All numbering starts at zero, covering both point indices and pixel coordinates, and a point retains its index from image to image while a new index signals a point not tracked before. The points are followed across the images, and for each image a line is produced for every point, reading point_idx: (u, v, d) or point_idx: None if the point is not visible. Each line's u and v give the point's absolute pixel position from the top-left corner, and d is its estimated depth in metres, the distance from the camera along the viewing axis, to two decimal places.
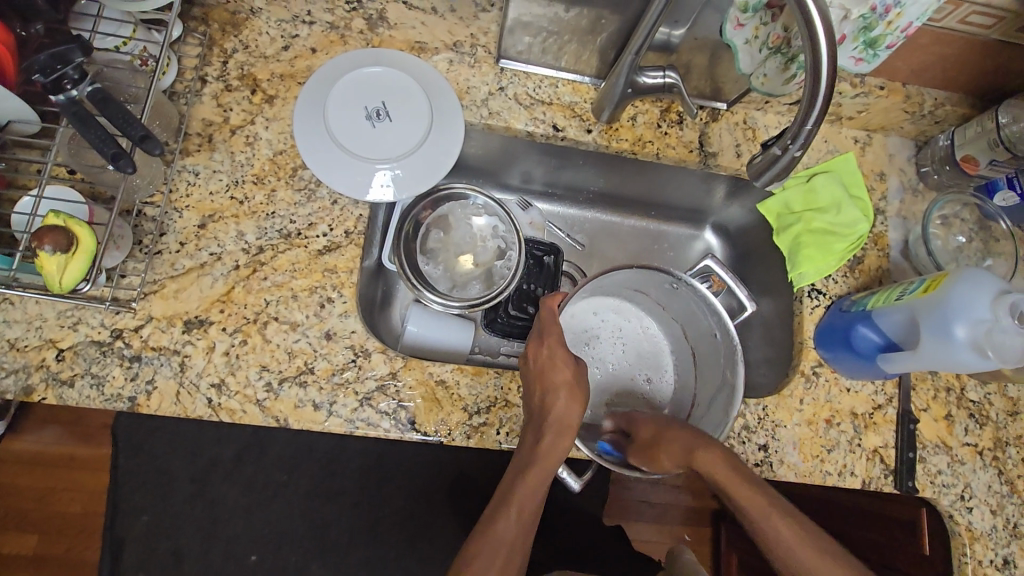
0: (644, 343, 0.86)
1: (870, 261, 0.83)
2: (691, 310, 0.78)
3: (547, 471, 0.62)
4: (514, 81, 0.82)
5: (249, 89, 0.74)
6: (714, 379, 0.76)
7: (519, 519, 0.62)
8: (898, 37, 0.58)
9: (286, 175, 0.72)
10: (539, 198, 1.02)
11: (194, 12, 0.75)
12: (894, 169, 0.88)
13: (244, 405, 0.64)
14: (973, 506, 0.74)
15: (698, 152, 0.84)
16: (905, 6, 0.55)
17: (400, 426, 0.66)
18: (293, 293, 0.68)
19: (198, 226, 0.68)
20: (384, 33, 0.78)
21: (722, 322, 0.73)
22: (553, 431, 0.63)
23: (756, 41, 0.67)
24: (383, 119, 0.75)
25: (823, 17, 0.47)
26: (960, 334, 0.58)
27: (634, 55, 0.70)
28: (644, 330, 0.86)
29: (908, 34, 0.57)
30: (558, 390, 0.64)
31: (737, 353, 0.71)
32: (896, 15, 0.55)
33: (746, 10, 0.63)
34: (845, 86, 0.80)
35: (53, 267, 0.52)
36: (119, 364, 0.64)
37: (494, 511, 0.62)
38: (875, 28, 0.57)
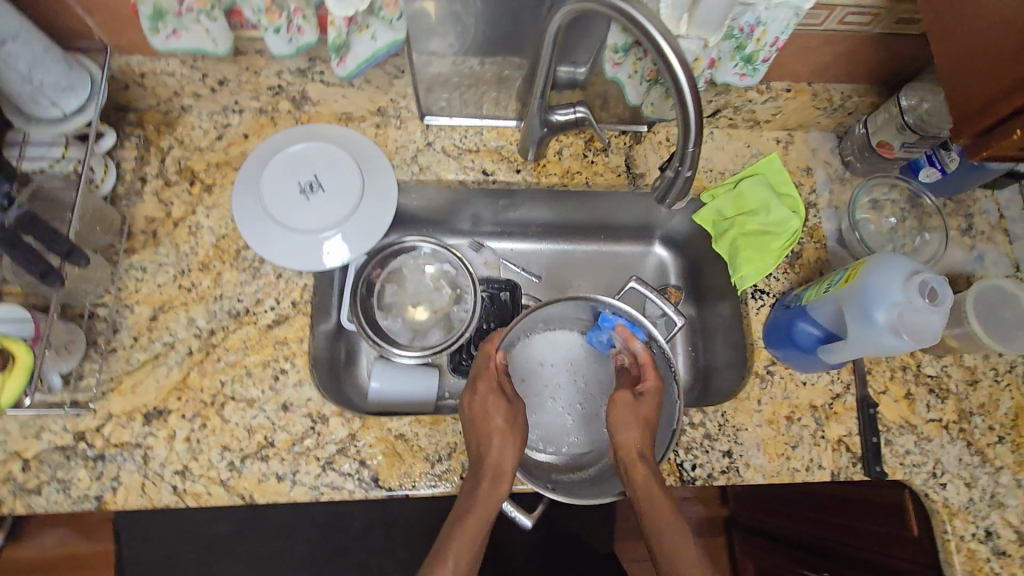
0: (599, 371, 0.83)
1: (809, 254, 0.85)
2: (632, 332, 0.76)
3: (488, 514, 0.63)
4: (440, 135, 0.86)
5: (188, 182, 0.78)
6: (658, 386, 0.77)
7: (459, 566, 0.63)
8: (770, 51, 0.64)
9: (230, 258, 0.76)
10: (491, 238, 1.00)
11: (131, 118, 0.79)
12: (819, 163, 0.90)
13: (209, 487, 0.66)
14: (946, 482, 0.75)
15: (626, 175, 0.87)
16: (767, 24, 0.61)
17: (364, 486, 0.68)
18: (247, 370, 0.71)
19: (149, 318, 0.72)
20: (310, 111, 0.82)
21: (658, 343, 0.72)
22: (490, 477, 0.64)
23: (636, 76, 0.73)
24: (316, 190, 0.77)
25: (678, 53, 0.52)
26: (880, 319, 0.62)
27: (540, 98, 0.73)
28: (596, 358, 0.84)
29: (778, 46, 0.62)
30: (495, 432, 0.67)
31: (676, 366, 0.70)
32: (762, 33, 0.61)
33: (618, 52, 0.70)
34: (753, 94, 0.83)
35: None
36: (84, 466, 0.65)
37: (434, 558, 0.63)
38: (746, 46, 0.63)
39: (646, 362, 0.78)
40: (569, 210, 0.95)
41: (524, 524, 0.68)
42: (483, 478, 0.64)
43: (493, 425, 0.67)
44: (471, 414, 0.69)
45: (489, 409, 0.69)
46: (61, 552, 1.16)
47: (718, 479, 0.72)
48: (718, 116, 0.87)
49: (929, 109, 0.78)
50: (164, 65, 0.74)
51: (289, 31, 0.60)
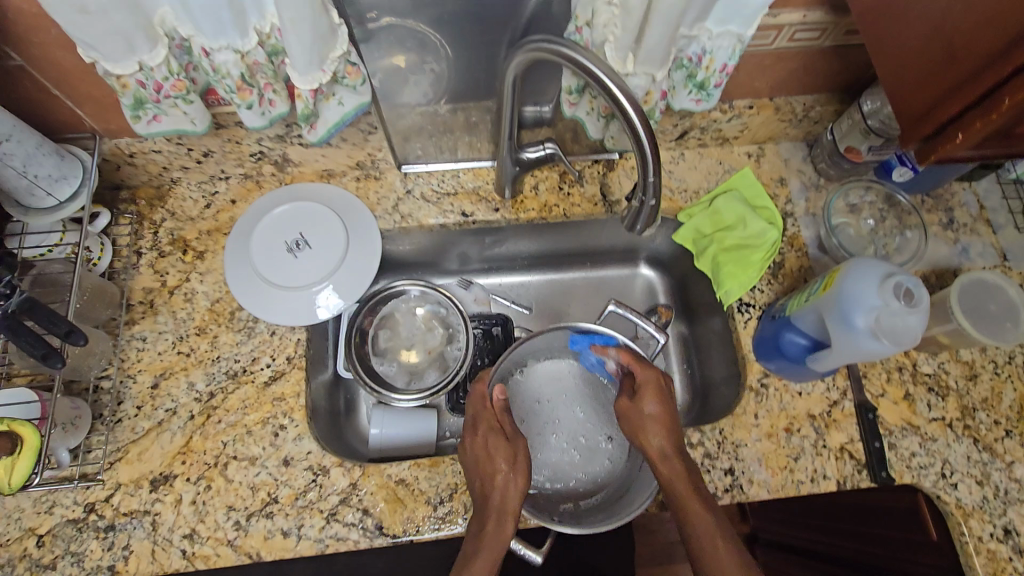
0: (597, 398, 0.84)
1: (791, 263, 0.85)
2: (622, 355, 0.78)
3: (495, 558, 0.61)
4: (418, 182, 0.89)
5: (180, 251, 0.81)
6: None
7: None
8: (721, 76, 0.70)
9: (225, 320, 0.78)
10: (480, 274, 1.02)
11: (123, 196, 0.83)
12: (792, 172, 0.91)
13: (217, 549, 0.67)
14: (957, 482, 0.73)
15: (603, 204, 0.90)
16: (713, 53, 0.67)
17: (368, 534, 0.68)
18: (246, 429, 0.73)
19: (151, 386, 0.74)
20: (293, 171, 0.86)
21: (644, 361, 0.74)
22: (495, 517, 0.63)
23: (592, 113, 0.77)
24: (303, 248, 0.80)
25: (631, 99, 0.55)
26: (860, 324, 0.62)
27: (509, 140, 0.76)
28: (594, 385, 0.85)
29: (727, 72, 0.69)
30: (498, 471, 0.66)
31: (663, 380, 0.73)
32: (708, 61, 0.68)
33: (572, 93, 0.74)
34: (716, 113, 0.86)
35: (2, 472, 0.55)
36: (96, 536, 0.67)
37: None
38: (697, 74, 0.70)
39: (638, 384, 0.79)
40: (551, 240, 0.97)
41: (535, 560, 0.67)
42: (490, 518, 0.63)
43: (493, 466, 0.66)
44: (475, 455, 0.68)
45: (491, 449, 0.68)
46: None
47: (722, 498, 0.72)
48: (686, 137, 0.90)
49: None
50: (151, 145, 0.77)
51: (261, 104, 0.64)
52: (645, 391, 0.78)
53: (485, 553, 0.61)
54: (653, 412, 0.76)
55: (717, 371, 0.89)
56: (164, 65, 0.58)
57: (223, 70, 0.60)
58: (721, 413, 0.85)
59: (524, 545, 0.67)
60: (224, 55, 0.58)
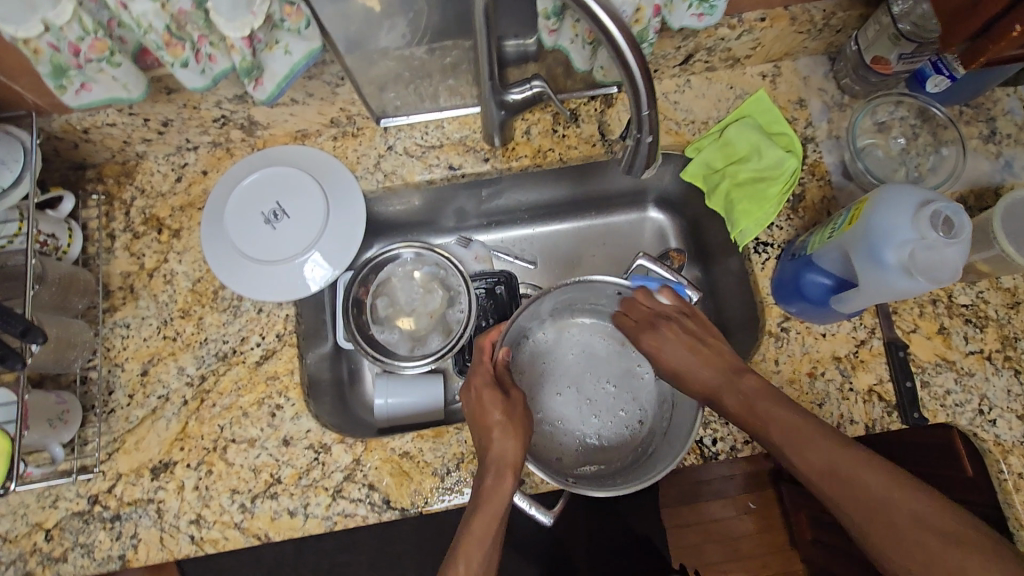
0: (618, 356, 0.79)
1: (812, 194, 0.77)
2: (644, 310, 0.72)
3: (497, 512, 0.57)
4: (400, 136, 0.82)
5: (155, 230, 0.76)
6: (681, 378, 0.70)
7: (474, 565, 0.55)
8: None
9: (208, 300, 0.74)
10: (478, 231, 0.96)
11: (89, 175, 0.78)
12: (812, 91, 0.82)
13: (225, 532, 0.66)
14: (996, 418, 0.68)
15: (602, 143, 0.82)
16: None
17: (376, 509, 0.66)
18: (243, 411, 0.70)
19: (141, 373, 0.72)
20: (264, 134, 0.79)
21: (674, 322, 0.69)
22: (495, 470, 0.59)
23: (576, 40, 0.68)
24: (282, 218, 0.75)
25: (614, 16, 0.47)
26: (890, 260, 0.56)
27: (490, 81, 0.67)
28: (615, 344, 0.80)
29: None
30: (494, 426, 0.62)
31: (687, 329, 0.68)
32: None
33: (550, 18, 0.65)
34: (725, 31, 0.76)
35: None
36: (102, 527, 0.66)
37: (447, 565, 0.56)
38: None
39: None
40: (554, 188, 0.90)
41: (544, 521, 0.67)
42: (488, 472, 0.60)
43: (493, 417, 0.62)
44: (472, 411, 0.64)
45: (489, 404, 0.64)
46: None
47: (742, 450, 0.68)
48: (691, 61, 0.80)
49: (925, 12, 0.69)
50: (104, 117, 0.71)
51: (198, 61, 0.58)
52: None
53: (485, 508, 0.57)
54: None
55: (735, 314, 0.83)
56: (75, 23, 0.52)
57: (145, 24, 0.53)
58: (742, 359, 0.80)
59: (536, 505, 0.66)
60: (141, 5, 0.51)
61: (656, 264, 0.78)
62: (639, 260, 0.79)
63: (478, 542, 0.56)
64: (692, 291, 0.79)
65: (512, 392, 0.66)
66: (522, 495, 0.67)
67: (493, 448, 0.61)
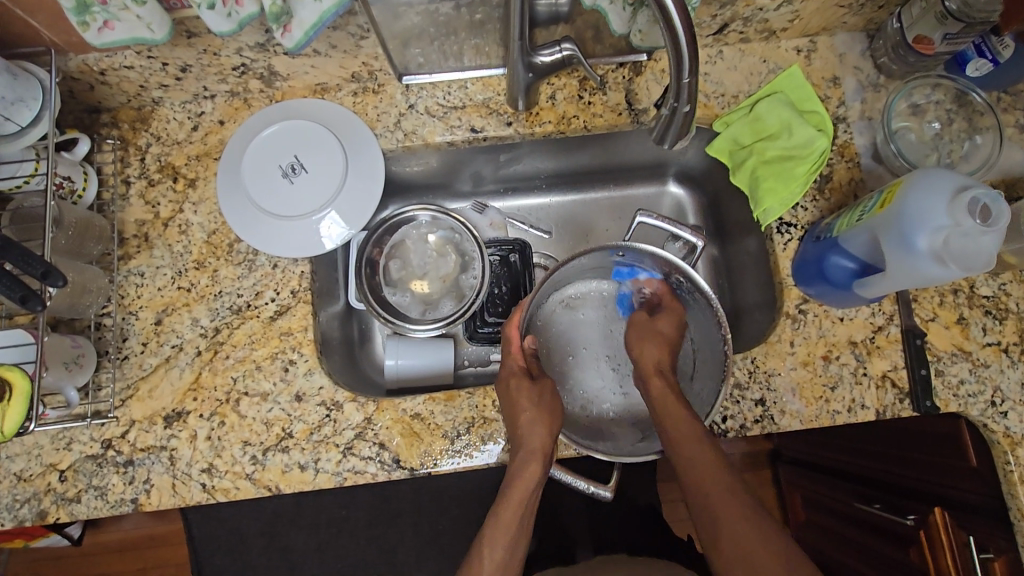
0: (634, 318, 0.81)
1: (840, 176, 0.76)
2: (659, 268, 0.72)
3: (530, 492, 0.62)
4: (422, 95, 0.80)
5: (170, 178, 0.75)
6: (704, 330, 0.72)
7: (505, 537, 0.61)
8: None
9: (223, 253, 0.74)
10: (494, 197, 0.95)
11: (103, 119, 0.76)
12: (848, 69, 0.80)
13: (236, 482, 0.67)
14: (1008, 410, 0.68)
15: (628, 113, 0.80)
16: None
17: (385, 468, 0.67)
18: (256, 364, 0.70)
19: (155, 323, 0.71)
20: (283, 86, 0.77)
21: (693, 280, 0.68)
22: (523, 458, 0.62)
23: (618, 2, 0.65)
24: (299, 172, 0.74)
25: None
26: (922, 245, 0.55)
27: (520, 40, 0.65)
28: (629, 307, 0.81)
29: None
30: (523, 412, 0.64)
31: (703, 282, 0.67)
32: None
33: None
34: (764, 0, 0.72)
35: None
36: (116, 472, 0.67)
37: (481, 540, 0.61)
38: None
39: (677, 294, 0.74)
40: (575, 156, 0.88)
41: (603, 497, 0.65)
42: (516, 457, 0.63)
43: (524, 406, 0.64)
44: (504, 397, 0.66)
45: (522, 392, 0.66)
46: (149, 532, 1.29)
47: (751, 428, 0.68)
48: (726, 31, 0.77)
49: None
50: (121, 60, 0.69)
51: (225, 4, 0.56)
52: (687, 300, 0.73)
53: (515, 493, 0.61)
54: (701, 323, 0.72)
55: (751, 295, 0.83)
56: None
57: None
58: (755, 339, 0.80)
59: (594, 485, 0.64)
60: None
61: (656, 220, 0.75)
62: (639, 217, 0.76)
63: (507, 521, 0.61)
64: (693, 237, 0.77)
65: (541, 379, 0.69)
66: (565, 472, 0.64)
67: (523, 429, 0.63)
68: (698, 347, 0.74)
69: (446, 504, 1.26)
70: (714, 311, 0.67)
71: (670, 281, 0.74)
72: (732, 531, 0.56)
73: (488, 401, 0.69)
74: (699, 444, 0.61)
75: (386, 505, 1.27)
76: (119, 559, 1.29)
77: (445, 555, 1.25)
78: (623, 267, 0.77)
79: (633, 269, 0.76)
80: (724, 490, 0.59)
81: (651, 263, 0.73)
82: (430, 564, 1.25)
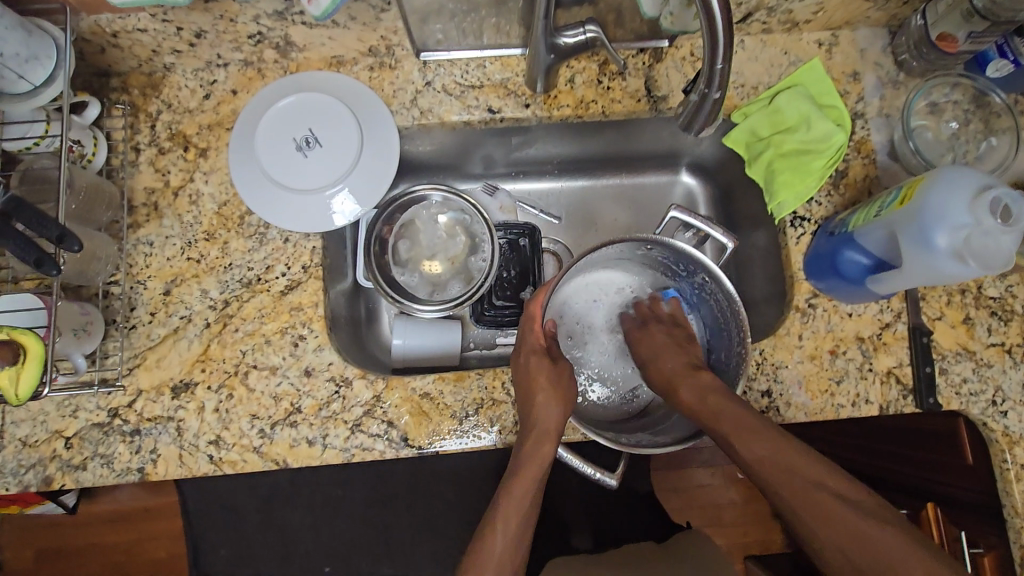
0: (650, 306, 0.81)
1: (855, 172, 0.76)
2: (680, 261, 0.71)
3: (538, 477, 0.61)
4: (439, 73, 0.78)
5: (181, 147, 0.74)
6: (721, 327, 0.71)
7: (509, 531, 0.59)
8: None
9: (234, 225, 0.73)
10: (505, 180, 0.94)
11: (113, 83, 0.75)
12: (868, 65, 0.79)
13: (243, 455, 0.67)
14: (1008, 409, 0.69)
15: (647, 100, 0.79)
16: None
17: (393, 445, 0.67)
18: (265, 338, 0.70)
19: (164, 293, 0.71)
20: (298, 57, 0.76)
21: (723, 287, 0.66)
22: (535, 438, 0.61)
23: None
24: (314, 146, 0.73)
25: None
26: (941, 244, 0.55)
27: (544, 20, 0.64)
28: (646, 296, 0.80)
29: None
30: (539, 392, 0.64)
31: (732, 290, 0.65)
32: None
33: None
34: None
35: (7, 382, 0.53)
36: (122, 440, 0.67)
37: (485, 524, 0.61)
38: None
39: (701, 295, 0.73)
40: (587, 142, 0.88)
41: (609, 484, 0.65)
42: (527, 439, 0.62)
43: (536, 387, 0.64)
44: (518, 376, 0.66)
45: (535, 370, 0.65)
46: (143, 504, 1.28)
47: None
48: (749, 20, 0.77)
49: None
50: (135, 22, 0.67)
51: None
52: (709, 303, 0.72)
53: (524, 473, 0.61)
54: (722, 328, 0.71)
55: (758, 288, 0.83)
56: None
57: None
58: (763, 332, 0.80)
59: (601, 471, 0.64)
60: None
61: (690, 217, 0.72)
62: (673, 212, 0.73)
63: (513, 507, 0.60)
64: (726, 239, 0.73)
65: (561, 361, 0.68)
66: (576, 456, 0.64)
67: (537, 413, 0.62)
68: (713, 343, 0.74)
69: (442, 485, 1.27)
70: (739, 321, 0.66)
71: (696, 281, 0.72)
72: (828, 531, 0.55)
73: (496, 383, 0.69)
74: (765, 443, 0.59)
75: (383, 483, 1.28)
76: (112, 530, 1.29)
77: (440, 533, 1.26)
78: (651, 259, 0.75)
79: (652, 261, 0.75)
80: (805, 487, 0.57)
81: (679, 261, 0.71)
82: (424, 544, 1.26)
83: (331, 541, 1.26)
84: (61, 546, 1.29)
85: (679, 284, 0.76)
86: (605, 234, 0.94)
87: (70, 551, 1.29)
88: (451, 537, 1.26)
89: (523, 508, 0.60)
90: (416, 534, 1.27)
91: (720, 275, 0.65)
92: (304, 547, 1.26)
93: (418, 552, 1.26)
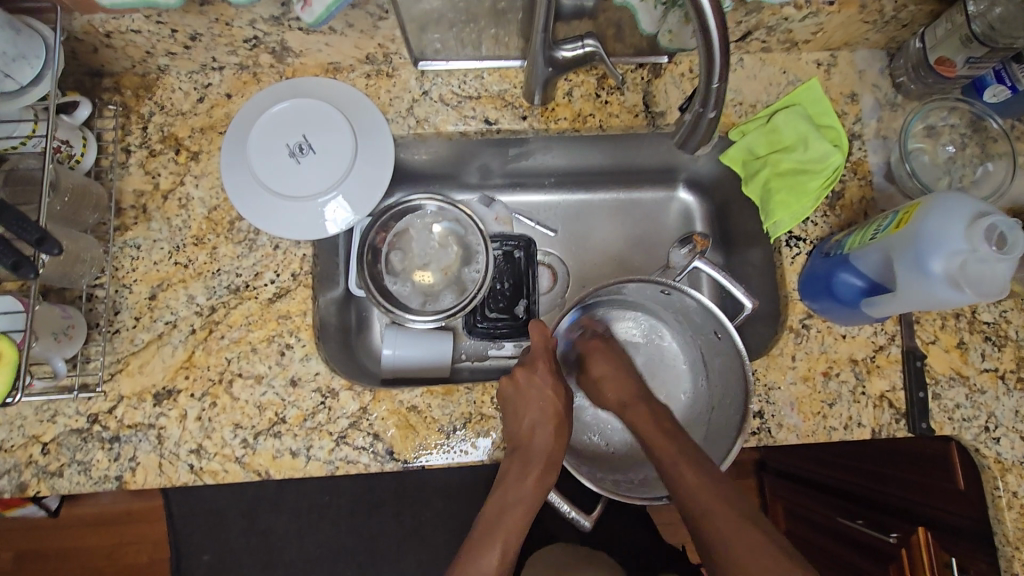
0: (657, 351, 0.81)
1: (852, 193, 0.76)
2: (695, 312, 0.72)
3: (530, 503, 0.64)
4: (436, 82, 0.78)
5: (172, 150, 0.73)
6: (726, 383, 0.72)
7: (505, 551, 0.62)
8: None
9: (224, 230, 0.72)
10: (501, 190, 0.93)
11: (106, 84, 0.74)
12: (865, 87, 0.79)
13: (225, 465, 0.65)
14: (1000, 436, 0.69)
15: (644, 115, 0.79)
16: None
17: (379, 459, 0.66)
18: (252, 346, 0.69)
19: (149, 297, 0.70)
20: (294, 63, 0.75)
21: (731, 338, 0.67)
22: (537, 466, 0.65)
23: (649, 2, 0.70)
24: (307, 152, 0.72)
25: None
26: (937, 269, 0.55)
27: (543, 33, 0.63)
28: (654, 338, 0.81)
29: None
30: (541, 417, 0.66)
31: (741, 345, 0.65)
32: None
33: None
34: (790, 10, 0.71)
35: None
36: (101, 447, 0.65)
37: (481, 541, 0.62)
38: None
39: (709, 346, 0.74)
40: (585, 155, 0.87)
41: (582, 525, 0.65)
42: (529, 464, 0.65)
43: (540, 413, 0.66)
44: (518, 399, 0.66)
45: (537, 392, 0.67)
46: (125, 508, 1.26)
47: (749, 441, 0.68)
48: (748, 39, 0.76)
49: (1003, 14, 0.66)
50: (129, 23, 0.66)
51: None
52: (715, 356, 0.73)
53: (519, 495, 0.64)
54: (725, 380, 0.72)
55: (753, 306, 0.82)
56: None
57: None
58: (757, 351, 0.79)
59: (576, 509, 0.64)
60: None
61: (711, 268, 0.74)
62: (696, 263, 0.75)
63: (513, 527, 0.63)
64: (747, 300, 0.71)
65: (561, 389, 0.70)
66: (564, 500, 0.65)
67: (536, 441, 0.65)
68: (715, 398, 0.74)
69: (429, 496, 1.26)
70: (743, 371, 0.66)
71: (707, 333, 0.73)
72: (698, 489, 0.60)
73: (486, 398, 0.68)
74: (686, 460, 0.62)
75: (370, 494, 1.26)
76: (91, 533, 1.27)
77: (425, 545, 1.24)
78: (664, 302, 0.76)
79: (665, 304, 0.76)
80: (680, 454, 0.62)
81: (694, 310, 0.72)
82: (410, 555, 1.24)
83: (313, 552, 1.24)
84: (39, 549, 1.27)
85: (689, 330, 0.77)
86: (599, 252, 0.93)
87: (50, 553, 1.27)
88: (437, 549, 1.24)
89: (520, 531, 0.64)
90: (399, 547, 1.25)
91: (730, 328, 0.66)
92: (285, 558, 1.24)
93: (402, 563, 1.24)
